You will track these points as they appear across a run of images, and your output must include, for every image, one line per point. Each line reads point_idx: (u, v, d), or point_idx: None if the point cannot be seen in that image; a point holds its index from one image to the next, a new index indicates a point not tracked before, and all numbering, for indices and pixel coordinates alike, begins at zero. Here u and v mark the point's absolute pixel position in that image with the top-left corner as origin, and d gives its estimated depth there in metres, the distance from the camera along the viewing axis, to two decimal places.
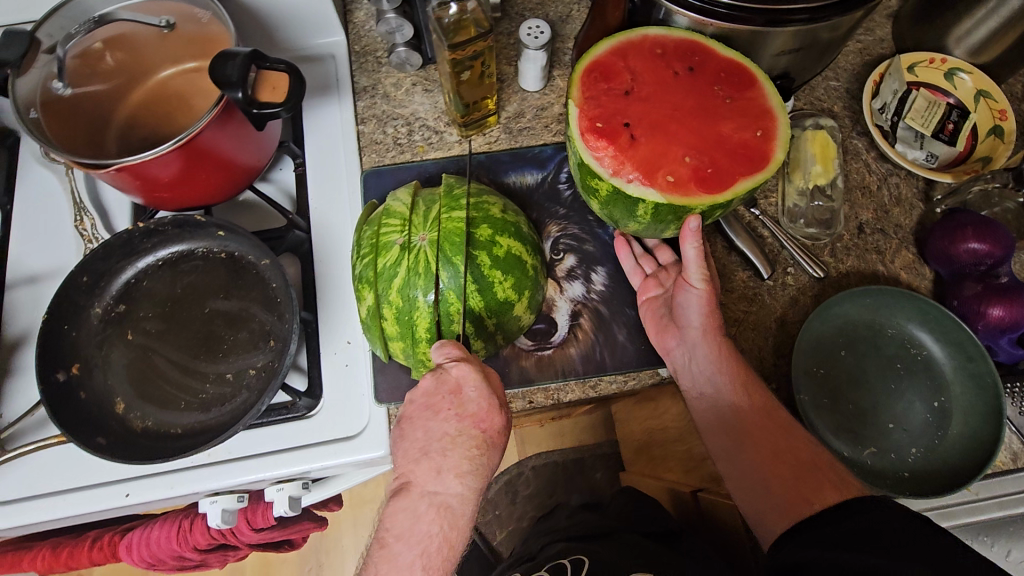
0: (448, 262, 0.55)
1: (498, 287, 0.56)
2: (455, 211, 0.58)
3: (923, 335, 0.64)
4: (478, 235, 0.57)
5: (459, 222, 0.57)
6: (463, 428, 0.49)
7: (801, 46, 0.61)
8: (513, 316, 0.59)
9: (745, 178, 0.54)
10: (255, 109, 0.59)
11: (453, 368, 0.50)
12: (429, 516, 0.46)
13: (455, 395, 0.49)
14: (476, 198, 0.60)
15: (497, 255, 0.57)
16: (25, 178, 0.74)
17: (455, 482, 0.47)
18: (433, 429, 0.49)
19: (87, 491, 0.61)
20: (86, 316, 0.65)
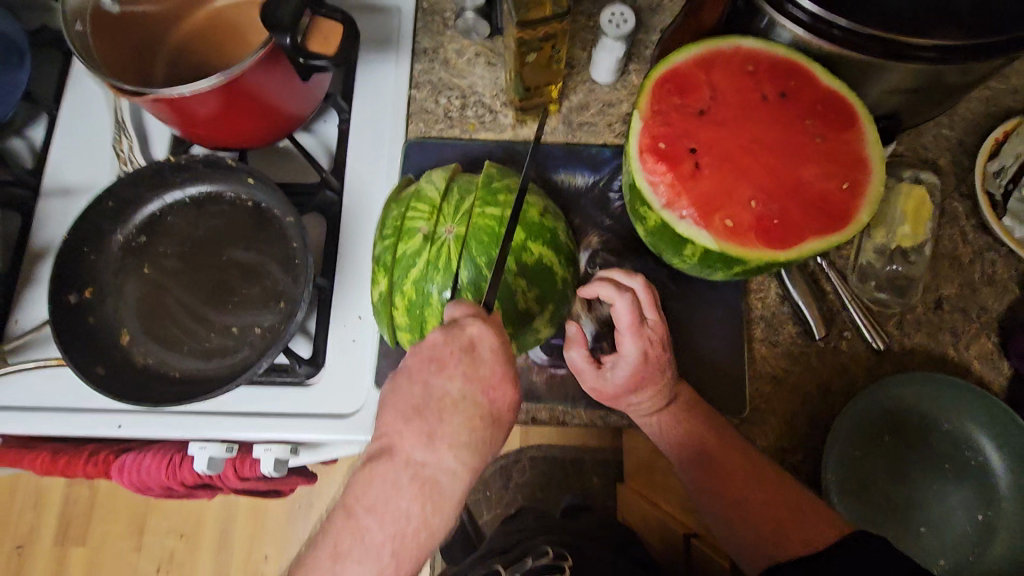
0: (471, 261, 0.51)
1: (521, 295, 0.53)
2: (488, 207, 0.53)
3: (985, 440, 0.57)
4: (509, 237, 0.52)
5: (491, 220, 0.52)
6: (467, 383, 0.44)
7: (919, 88, 0.53)
8: (532, 329, 0.54)
9: (815, 237, 0.47)
10: (302, 59, 0.56)
11: (469, 325, 0.44)
12: (410, 490, 0.42)
13: (467, 351, 0.44)
14: (515, 195, 0.55)
15: (526, 262, 0.53)
16: (75, 87, 0.73)
17: (448, 453, 0.42)
18: (435, 385, 0.44)
19: (84, 415, 0.62)
20: (108, 242, 0.64)
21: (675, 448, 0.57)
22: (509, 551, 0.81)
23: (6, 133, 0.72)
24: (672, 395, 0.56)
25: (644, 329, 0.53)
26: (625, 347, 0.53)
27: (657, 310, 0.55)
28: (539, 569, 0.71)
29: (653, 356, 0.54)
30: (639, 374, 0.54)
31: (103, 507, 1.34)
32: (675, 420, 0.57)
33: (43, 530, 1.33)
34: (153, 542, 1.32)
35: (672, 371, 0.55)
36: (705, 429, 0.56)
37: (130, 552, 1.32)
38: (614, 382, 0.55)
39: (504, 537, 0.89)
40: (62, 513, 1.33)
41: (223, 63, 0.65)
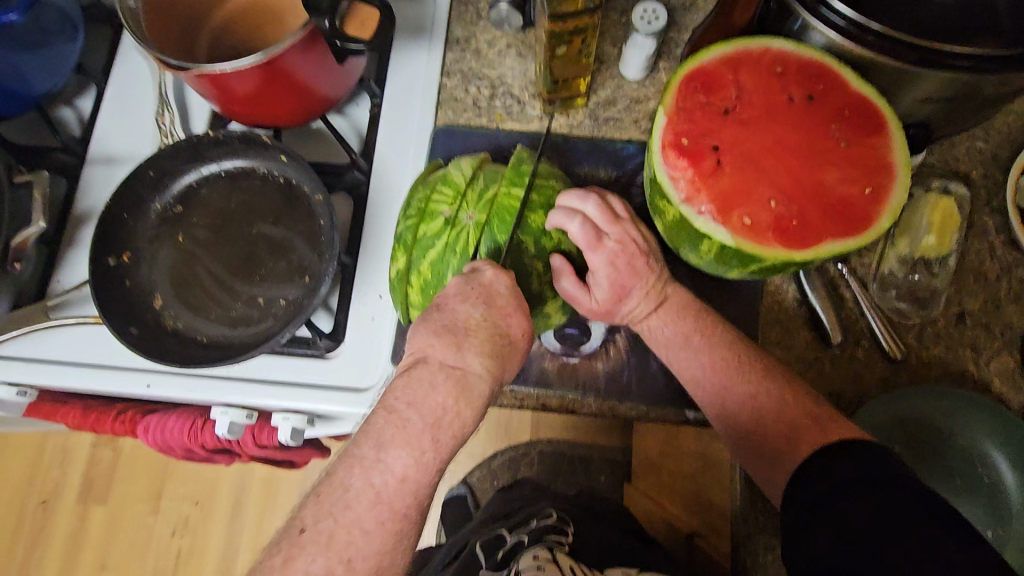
0: (489, 246, 0.53)
1: (535, 282, 0.54)
2: (516, 189, 0.54)
3: (999, 458, 0.56)
4: (532, 220, 0.54)
5: (518, 202, 0.53)
6: (488, 314, 0.46)
7: (954, 97, 0.52)
8: (544, 314, 0.56)
9: (832, 240, 0.47)
10: (339, 42, 0.58)
11: (486, 271, 0.47)
12: (445, 387, 0.44)
13: (485, 290, 0.47)
14: (542, 182, 0.56)
15: (545, 246, 0.54)
16: (122, 61, 0.76)
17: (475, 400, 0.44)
18: (458, 312, 0.46)
19: (116, 372, 0.65)
20: (146, 210, 0.67)
21: (667, 351, 0.56)
22: (510, 518, 0.76)
23: (57, 102, 0.76)
24: (662, 293, 0.56)
25: (604, 241, 0.53)
26: (595, 262, 0.53)
27: (616, 219, 0.54)
28: (543, 530, 0.67)
29: (623, 263, 0.54)
30: (619, 284, 0.54)
31: (126, 468, 1.39)
32: (673, 320, 0.56)
33: (68, 486, 1.39)
34: (170, 505, 1.37)
35: (652, 270, 0.55)
36: (691, 320, 0.56)
37: (149, 514, 1.38)
38: (600, 297, 0.54)
39: (502, 503, 0.84)
40: (88, 471, 1.39)
41: (263, 44, 0.68)
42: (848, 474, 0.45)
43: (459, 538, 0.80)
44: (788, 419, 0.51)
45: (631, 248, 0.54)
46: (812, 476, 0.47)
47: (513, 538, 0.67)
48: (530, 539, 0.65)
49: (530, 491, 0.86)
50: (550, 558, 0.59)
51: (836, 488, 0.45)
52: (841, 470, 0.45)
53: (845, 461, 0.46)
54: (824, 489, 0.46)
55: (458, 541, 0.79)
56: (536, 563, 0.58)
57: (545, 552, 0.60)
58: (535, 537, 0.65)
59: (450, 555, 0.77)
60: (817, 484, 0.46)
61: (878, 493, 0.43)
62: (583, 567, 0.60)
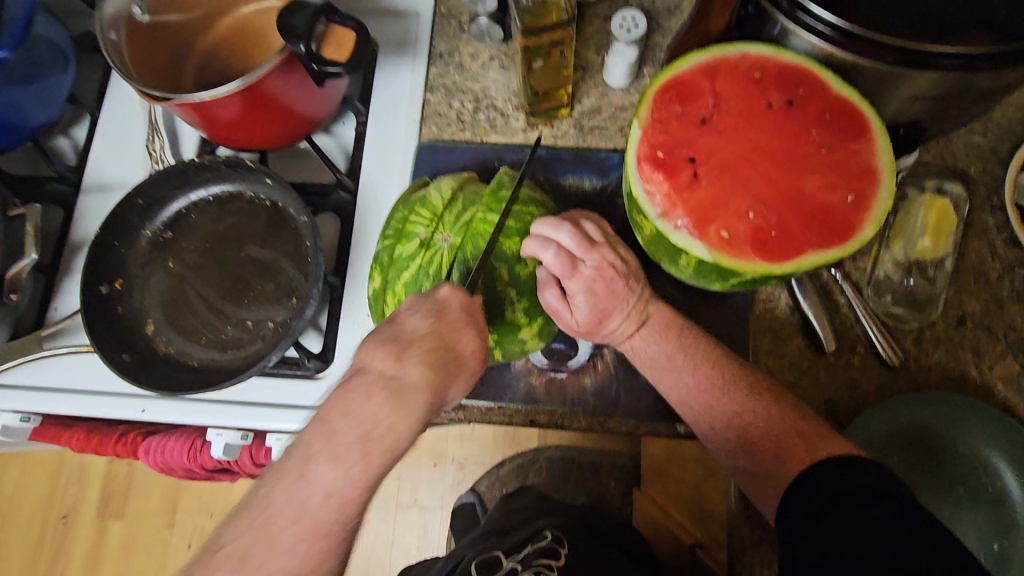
0: (462, 269, 0.53)
1: (509, 305, 0.54)
2: (490, 215, 0.54)
3: (1002, 466, 0.54)
4: (507, 246, 0.54)
5: (491, 228, 0.53)
6: (436, 328, 0.47)
7: (942, 95, 0.50)
8: (518, 339, 0.55)
9: (814, 250, 0.46)
10: (316, 66, 0.58)
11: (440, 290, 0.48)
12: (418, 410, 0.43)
13: (438, 307, 0.48)
14: (520, 204, 0.56)
15: (520, 274, 0.55)
16: (115, 90, 0.77)
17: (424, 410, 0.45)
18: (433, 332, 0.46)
19: (112, 397, 0.66)
20: (137, 236, 0.68)
21: (653, 369, 0.55)
22: (506, 535, 0.75)
23: (53, 132, 0.77)
24: (642, 313, 0.55)
25: (580, 267, 0.53)
26: (573, 287, 0.53)
27: (591, 246, 0.53)
28: (535, 555, 0.66)
29: (601, 287, 0.53)
30: (598, 307, 0.53)
31: (141, 484, 1.42)
32: (655, 338, 0.55)
33: (87, 502, 1.42)
34: (185, 520, 1.39)
35: (631, 290, 0.54)
36: (674, 339, 0.55)
37: (165, 528, 1.40)
38: (581, 320, 0.54)
39: (504, 516, 0.83)
40: (105, 487, 1.42)
41: (246, 68, 0.68)
42: (846, 491, 0.43)
43: (454, 556, 0.78)
44: (776, 432, 0.50)
45: (608, 271, 0.54)
46: (806, 497, 0.45)
47: (507, 564, 0.66)
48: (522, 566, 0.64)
49: (530, 503, 0.85)
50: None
51: (829, 505, 0.43)
52: (837, 483, 0.44)
53: (844, 474, 0.44)
54: (820, 504, 0.44)
55: (454, 557, 0.78)
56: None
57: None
58: (526, 563, 0.65)
59: (444, 572, 0.76)
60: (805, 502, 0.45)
61: (873, 511, 0.41)
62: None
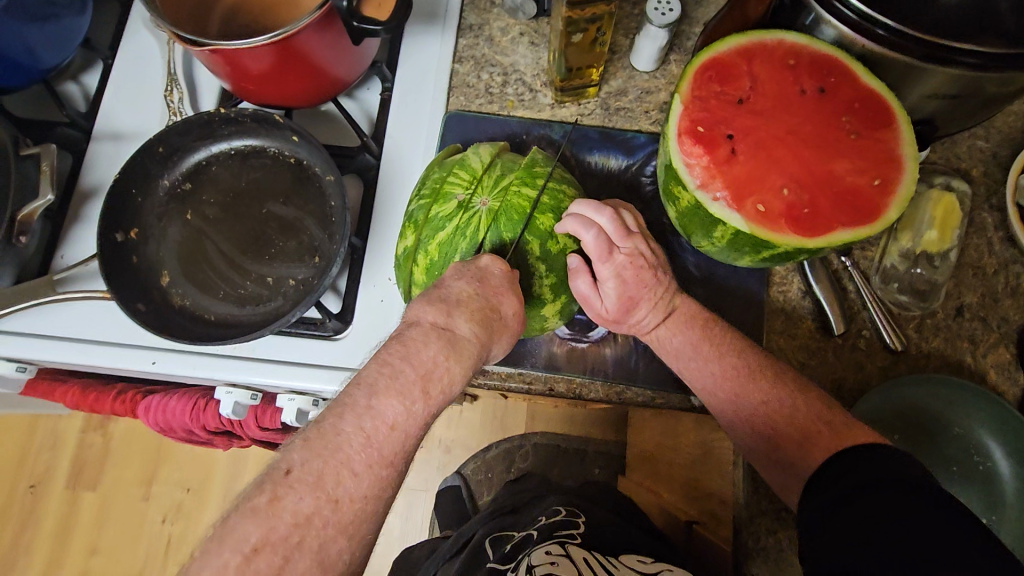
0: (498, 234, 0.53)
1: (536, 281, 0.54)
2: (527, 187, 0.55)
3: (994, 446, 0.58)
4: (540, 221, 0.54)
5: (526, 202, 0.54)
6: (481, 290, 0.48)
7: (960, 94, 0.53)
8: (540, 314, 0.56)
9: (843, 228, 0.48)
10: (355, 23, 0.58)
11: (483, 257, 0.50)
12: (437, 347, 0.45)
13: (481, 272, 0.49)
14: (555, 183, 0.56)
15: (550, 250, 0.54)
16: (131, 38, 0.75)
17: (451, 343, 0.45)
18: (454, 288, 0.48)
19: (122, 349, 0.64)
20: (155, 186, 0.67)
21: (681, 362, 0.57)
22: (520, 513, 0.75)
23: (62, 77, 0.75)
24: (670, 304, 0.57)
25: (615, 253, 0.54)
26: (605, 272, 0.54)
27: (627, 234, 0.55)
28: (554, 526, 0.65)
29: (632, 274, 0.54)
30: (626, 294, 0.55)
31: (116, 453, 1.38)
32: (680, 330, 0.57)
33: (57, 471, 1.38)
34: (162, 493, 1.36)
35: (662, 281, 0.56)
36: (698, 330, 0.57)
37: (140, 500, 1.36)
38: (609, 306, 0.56)
39: (511, 497, 0.84)
40: (78, 456, 1.38)
41: (276, 23, 0.67)
42: (873, 473, 0.45)
43: (466, 531, 0.79)
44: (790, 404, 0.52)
45: (641, 260, 0.55)
46: (840, 472, 0.47)
47: (523, 535, 0.66)
48: (542, 534, 0.63)
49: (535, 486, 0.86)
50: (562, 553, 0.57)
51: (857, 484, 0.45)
52: (870, 471, 0.45)
53: (874, 462, 0.45)
54: (847, 486, 0.45)
55: (466, 532, 0.79)
56: (551, 560, 0.55)
57: (557, 548, 0.58)
58: (546, 532, 0.64)
59: (456, 547, 0.76)
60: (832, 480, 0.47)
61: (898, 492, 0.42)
62: (599, 558, 0.57)
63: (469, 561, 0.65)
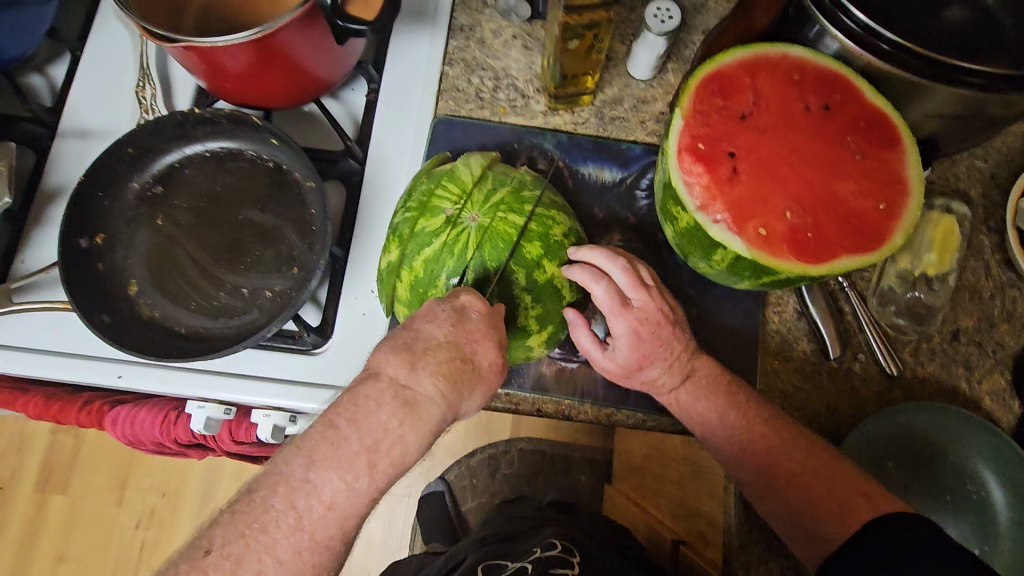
0: (482, 261, 0.51)
1: (522, 311, 0.52)
2: (513, 215, 0.52)
3: (988, 475, 0.57)
4: (527, 251, 0.51)
5: (512, 229, 0.51)
6: (454, 336, 0.44)
7: (962, 115, 0.52)
8: (525, 344, 0.54)
9: (846, 254, 0.47)
10: (341, 21, 0.57)
11: (463, 294, 0.47)
12: (391, 407, 0.40)
13: (457, 313, 0.46)
14: (544, 209, 0.54)
15: (537, 279, 0.52)
16: (101, 29, 0.71)
17: (426, 384, 0.42)
18: (425, 331, 0.44)
19: (85, 361, 0.61)
20: (123, 189, 0.63)
21: (702, 424, 0.56)
22: (512, 542, 0.73)
23: (26, 69, 0.70)
24: (688, 365, 0.55)
25: (629, 307, 0.52)
26: (617, 325, 0.52)
27: (644, 287, 0.53)
28: (549, 562, 0.62)
29: (648, 332, 0.52)
30: (641, 352, 0.53)
31: (87, 456, 1.33)
32: (703, 394, 0.55)
33: (25, 474, 1.33)
34: (134, 498, 1.32)
35: (679, 340, 0.54)
36: (722, 394, 0.55)
37: (112, 504, 1.32)
38: (619, 361, 0.54)
39: (504, 523, 0.81)
40: (47, 458, 1.33)
41: (255, 19, 0.64)
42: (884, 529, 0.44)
43: (457, 553, 0.77)
44: None
45: (657, 315, 0.52)
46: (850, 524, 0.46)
47: (516, 563, 0.63)
48: (536, 569, 0.60)
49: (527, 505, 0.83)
50: None
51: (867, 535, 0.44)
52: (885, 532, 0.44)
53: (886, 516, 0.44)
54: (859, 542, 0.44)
55: (456, 554, 0.77)
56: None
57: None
58: (540, 568, 0.61)
59: (445, 568, 0.74)
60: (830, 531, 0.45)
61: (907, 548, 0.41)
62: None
63: None
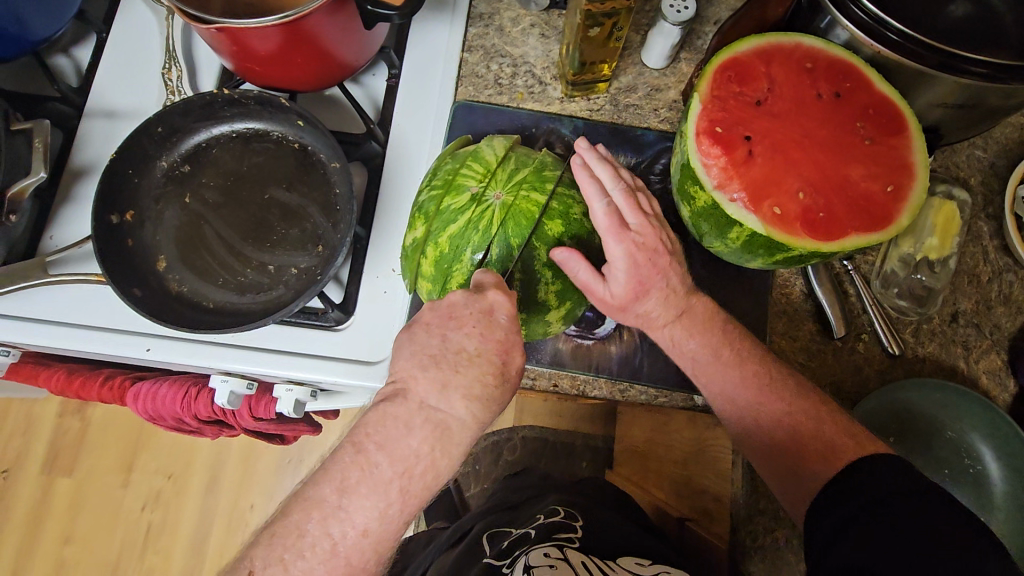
0: (506, 237, 0.53)
1: (542, 287, 0.54)
2: (536, 194, 0.54)
3: (984, 449, 0.59)
4: (547, 228, 0.54)
5: (535, 206, 0.53)
6: (484, 350, 0.45)
7: (966, 104, 0.54)
8: (543, 319, 0.56)
9: (855, 233, 0.49)
10: (369, 6, 0.57)
11: (492, 292, 0.46)
12: (422, 431, 0.43)
13: (486, 319, 0.45)
14: (565, 188, 0.56)
15: (557, 256, 0.54)
16: (127, 11, 0.73)
17: (460, 401, 0.43)
18: (454, 339, 0.45)
19: (114, 334, 0.63)
20: (152, 167, 0.64)
21: (694, 362, 0.57)
22: (518, 510, 0.75)
23: (53, 50, 0.72)
24: (682, 301, 0.55)
25: (628, 232, 0.52)
26: (615, 250, 0.52)
27: (642, 211, 0.54)
28: (552, 527, 0.63)
29: (644, 258, 0.52)
30: (638, 279, 0.52)
31: (94, 439, 1.35)
32: (695, 331, 0.56)
33: (32, 456, 1.34)
34: (141, 480, 1.33)
35: (674, 273, 0.54)
36: (715, 334, 0.56)
37: (119, 487, 1.33)
38: (618, 293, 0.53)
39: (509, 494, 0.83)
40: (54, 441, 1.34)
41: (281, 3, 0.65)
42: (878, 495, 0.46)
43: (463, 526, 0.78)
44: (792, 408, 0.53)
45: (654, 243, 0.53)
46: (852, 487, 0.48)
47: (521, 531, 0.65)
48: (540, 533, 0.62)
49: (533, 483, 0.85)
50: (560, 556, 0.55)
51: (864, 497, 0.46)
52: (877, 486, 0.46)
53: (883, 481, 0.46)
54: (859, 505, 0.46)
55: (461, 527, 0.79)
56: (550, 561, 0.53)
57: (555, 550, 0.56)
58: (544, 533, 0.62)
59: (452, 540, 0.76)
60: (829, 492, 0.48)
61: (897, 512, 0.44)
62: (595, 561, 0.55)
63: (468, 553, 0.65)
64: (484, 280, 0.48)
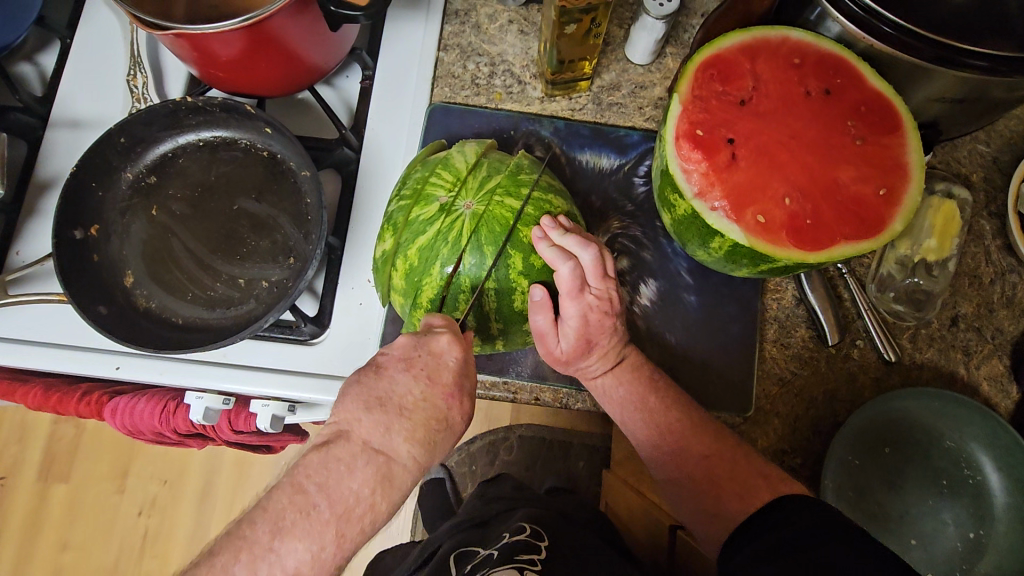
0: (478, 247, 0.51)
1: (518, 297, 0.52)
2: (509, 199, 0.52)
3: (985, 460, 0.57)
4: (522, 235, 0.51)
5: (508, 214, 0.51)
6: (430, 394, 0.44)
7: (965, 98, 0.51)
8: (521, 329, 0.54)
9: (844, 241, 0.46)
10: (332, 8, 0.54)
11: (440, 336, 0.46)
12: (363, 474, 0.41)
13: (434, 361, 0.45)
14: (540, 192, 0.53)
15: (534, 264, 0.51)
16: (91, 15, 0.70)
17: (403, 445, 0.42)
18: (398, 383, 0.44)
19: (82, 353, 0.61)
20: (116, 179, 0.62)
21: (621, 411, 0.56)
22: (486, 526, 0.72)
23: (16, 58, 0.69)
24: (621, 355, 0.55)
25: (586, 294, 0.51)
26: (568, 310, 0.51)
27: (603, 275, 0.52)
28: (515, 547, 0.60)
29: (596, 319, 0.52)
30: (585, 339, 0.52)
31: (88, 447, 1.34)
32: (626, 382, 0.56)
33: (26, 464, 1.34)
34: (136, 486, 1.33)
35: (620, 332, 0.54)
36: (645, 382, 0.56)
37: (113, 494, 1.33)
38: (564, 348, 0.53)
39: (482, 505, 0.81)
40: (48, 448, 1.34)
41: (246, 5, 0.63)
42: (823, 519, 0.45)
43: (432, 543, 0.77)
44: None
45: (607, 304, 0.52)
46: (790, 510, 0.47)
47: (485, 551, 0.62)
48: (502, 555, 0.59)
49: (512, 491, 0.83)
50: None
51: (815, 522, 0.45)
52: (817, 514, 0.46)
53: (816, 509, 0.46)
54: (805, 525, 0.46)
55: (432, 545, 0.77)
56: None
57: (514, 575, 0.54)
58: (505, 555, 0.59)
59: (422, 558, 0.74)
60: (780, 517, 0.47)
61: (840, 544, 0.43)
62: None
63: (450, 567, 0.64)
64: (433, 322, 0.47)
